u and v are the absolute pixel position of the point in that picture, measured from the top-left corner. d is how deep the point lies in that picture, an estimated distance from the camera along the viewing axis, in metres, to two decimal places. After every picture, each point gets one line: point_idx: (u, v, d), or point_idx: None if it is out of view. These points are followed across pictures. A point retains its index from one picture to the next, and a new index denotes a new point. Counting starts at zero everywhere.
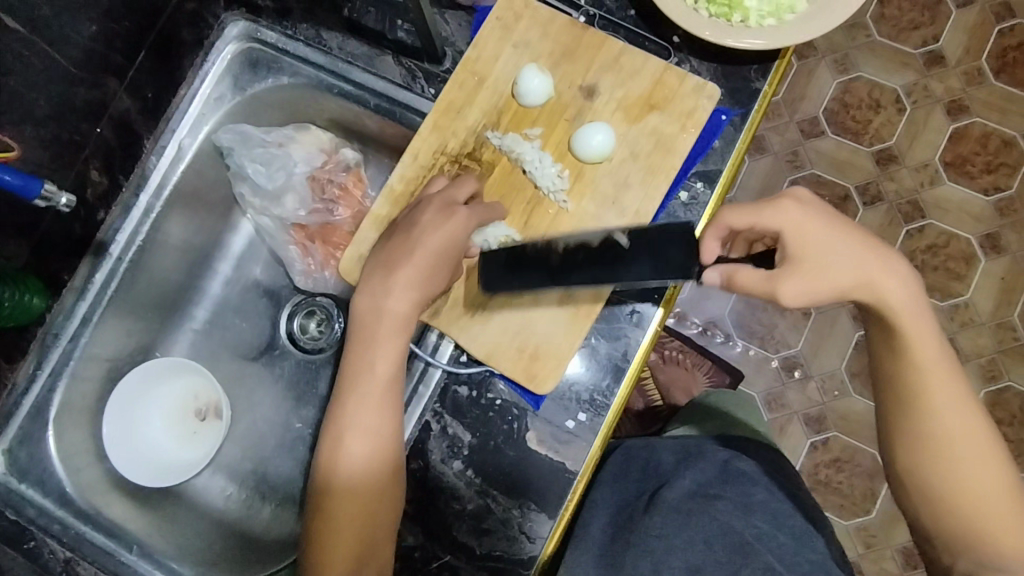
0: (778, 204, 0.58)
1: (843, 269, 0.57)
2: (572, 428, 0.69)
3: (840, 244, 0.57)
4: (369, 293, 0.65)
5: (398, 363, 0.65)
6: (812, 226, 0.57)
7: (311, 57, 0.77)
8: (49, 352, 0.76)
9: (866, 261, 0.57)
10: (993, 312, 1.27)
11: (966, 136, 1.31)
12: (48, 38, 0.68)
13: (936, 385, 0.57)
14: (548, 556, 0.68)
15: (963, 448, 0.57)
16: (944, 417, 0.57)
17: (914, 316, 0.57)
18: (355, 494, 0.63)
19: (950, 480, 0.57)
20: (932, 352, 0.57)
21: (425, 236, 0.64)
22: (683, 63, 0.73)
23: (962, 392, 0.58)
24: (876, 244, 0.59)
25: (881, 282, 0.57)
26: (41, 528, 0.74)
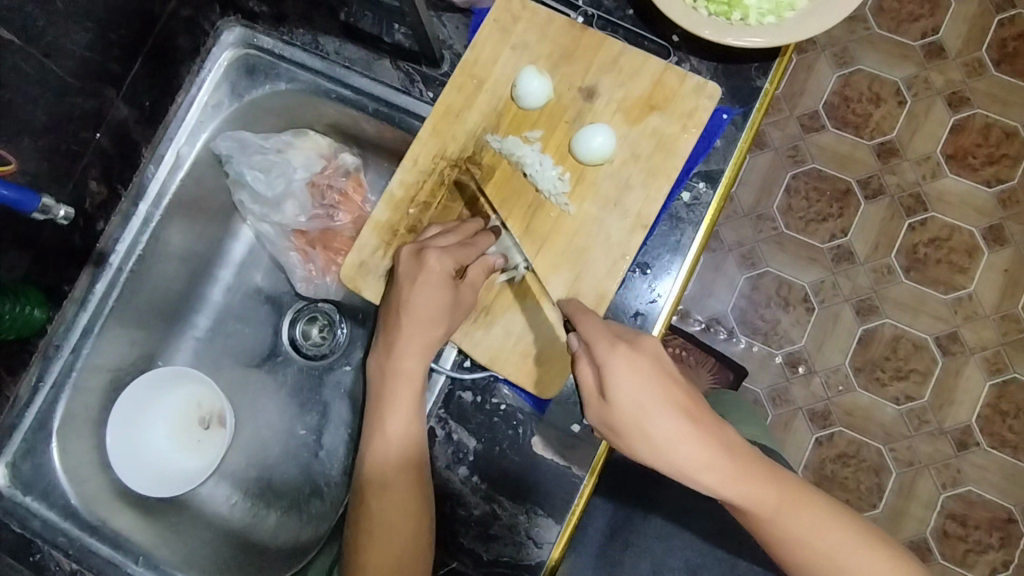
0: (603, 348, 0.55)
1: (679, 440, 0.52)
2: (578, 432, 0.68)
3: (652, 396, 0.53)
4: (378, 356, 0.67)
5: (412, 420, 0.65)
6: (634, 376, 0.53)
7: (309, 62, 0.77)
8: (50, 365, 0.76)
9: (691, 425, 0.53)
10: (997, 304, 1.26)
11: (967, 128, 1.30)
12: (43, 49, 0.68)
13: (776, 523, 0.56)
14: (556, 560, 0.67)
15: (849, 564, 0.56)
16: (817, 551, 0.56)
17: (743, 485, 0.54)
18: (380, 556, 0.63)
19: None
20: (761, 496, 0.55)
21: (415, 292, 0.64)
22: (683, 63, 0.72)
23: (813, 507, 0.58)
24: (675, 390, 0.54)
25: (691, 454, 0.53)
26: (46, 541, 0.73)
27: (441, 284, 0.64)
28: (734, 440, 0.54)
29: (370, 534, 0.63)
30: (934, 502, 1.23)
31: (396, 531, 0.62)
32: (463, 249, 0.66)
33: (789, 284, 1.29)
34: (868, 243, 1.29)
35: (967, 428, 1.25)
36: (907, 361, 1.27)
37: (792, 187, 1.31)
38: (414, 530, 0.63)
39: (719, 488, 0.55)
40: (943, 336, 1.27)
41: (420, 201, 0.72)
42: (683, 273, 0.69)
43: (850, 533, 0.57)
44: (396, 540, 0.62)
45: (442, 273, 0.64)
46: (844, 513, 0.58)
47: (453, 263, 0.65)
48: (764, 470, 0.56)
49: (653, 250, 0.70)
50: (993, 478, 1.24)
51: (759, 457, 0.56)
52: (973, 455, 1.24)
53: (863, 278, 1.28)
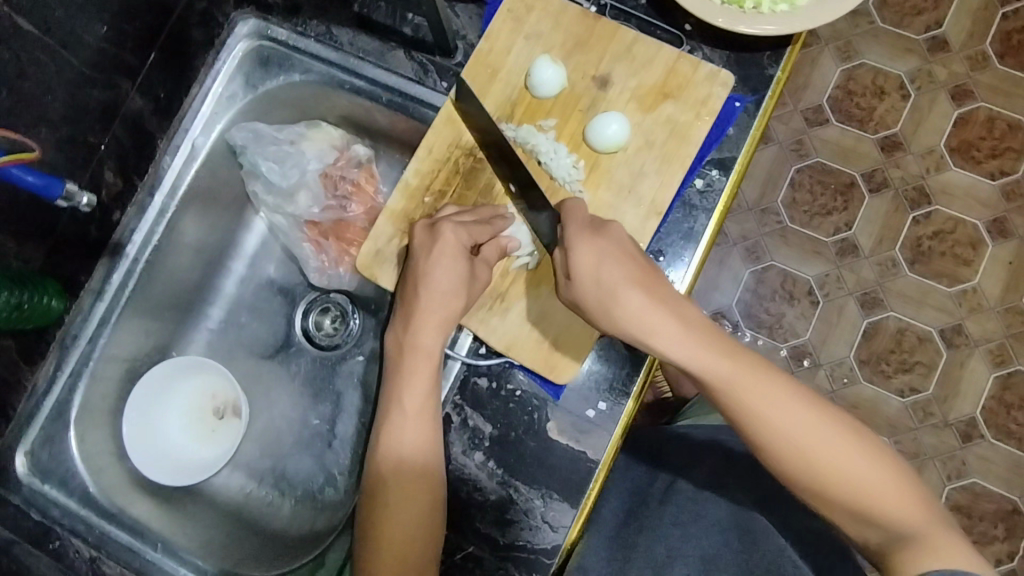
0: (572, 233, 0.63)
1: (631, 302, 0.59)
2: (593, 418, 0.69)
3: (609, 263, 0.60)
4: (396, 337, 0.68)
5: (428, 399, 0.66)
6: (595, 251, 0.61)
7: (323, 53, 0.77)
8: (68, 354, 0.77)
9: (645, 291, 0.60)
10: (1002, 297, 1.27)
11: (971, 121, 1.30)
12: (62, 39, 0.68)
13: (745, 396, 0.56)
14: (572, 543, 0.68)
15: (817, 446, 0.55)
16: (782, 427, 0.55)
17: (699, 349, 0.58)
18: (392, 535, 0.63)
19: (813, 476, 0.55)
20: (719, 364, 0.57)
21: (430, 269, 0.66)
22: (696, 52, 0.73)
23: (788, 391, 0.57)
24: (635, 261, 0.61)
25: (641, 316, 0.59)
26: (65, 528, 0.74)
27: (458, 260, 0.66)
28: (691, 313, 0.60)
29: (383, 513, 0.64)
30: (939, 494, 1.24)
31: (408, 510, 0.63)
32: (478, 226, 0.68)
33: (794, 277, 1.30)
34: (873, 236, 1.30)
35: (972, 420, 1.25)
36: (912, 354, 1.27)
37: (797, 181, 1.31)
38: (427, 511, 0.63)
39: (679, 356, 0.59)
40: (948, 328, 1.27)
41: (435, 190, 0.72)
42: (696, 261, 0.70)
43: (822, 420, 0.56)
44: (409, 520, 0.63)
45: (457, 248, 0.66)
46: (820, 402, 0.57)
47: (466, 237, 0.67)
48: (725, 346, 0.58)
49: (666, 238, 0.71)
50: (998, 470, 1.24)
51: (724, 335, 0.60)
52: (978, 447, 1.25)
53: (868, 270, 1.29)
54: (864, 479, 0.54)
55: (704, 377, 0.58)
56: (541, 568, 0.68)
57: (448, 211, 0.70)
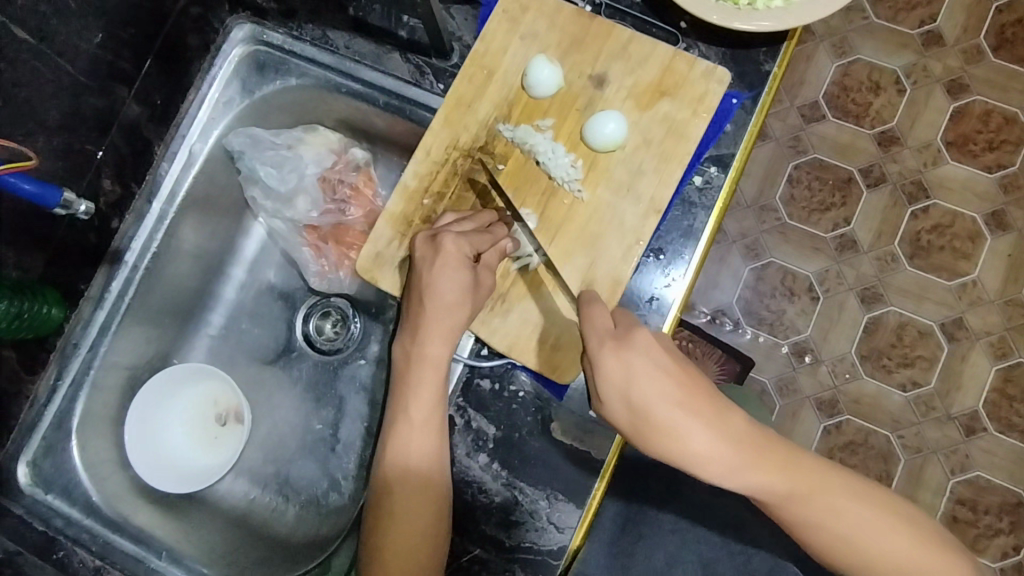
0: (597, 347, 0.58)
1: (686, 432, 0.55)
2: (596, 417, 0.69)
3: (647, 387, 0.55)
4: (401, 345, 0.68)
5: (433, 405, 0.65)
6: (627, 369, 0.56)
7: (319, 57, 0.77)
8: (69, 363, 0.77)
9: (695, 416, 0.55)
10: (1002, 289, 1.27)
11: (967, 115, 1.30)
12: (58, 48, 0.68)
13: (798, 512, 0.56)
14: (577, 544, 0.67)
15: (875, 543, 0.56)
16: (840, 531, 0.56)
17: (753, 474, 0.55)
18: (397, 541, 0.63)
19: (868, 573, 0.56)
20: (770, 483, 0.56)
21: (432, 280, 0.65)
22: (691, 49, 0.73)
23: (834, 494, 0.57)
24: (674, 379, 0.56)
25: (688, 444, 0.55)
26: (69, 538, 0.74)
27: (460, 267, 0.65)
28: (739, 427, 0.56)
29: (388, 519, 0.64)
30: (943, 488, 1.24)
31: (412, 515, 0.63)
32: (478, 235, 0.67)
33: (794, 273, 1.30)
34: (871, 231, 1.30)
35: (975, 413, 1.25)
36: (913, 348, 1.27)
37: (795, 177, 1.32)
38: (432, 515, 0.63)
39: (731, 477, 0.56)
40: (948, 322, 1.27)
41: (434, 192, 0.72)
42: (696, 259, 0.70)
43: (871, 513, 0.57)
44: (414, 526, 0.63)
45: (458, 259, 0.65)
46: (866, 491, 0.58)
47: (467, 247, 0.66)
48: (775, 457, 0.56)
49: (665, 236, 0.71)
50: (1001, 463, 1.24)
51: (770, 439, 0.57)
52: (981, 440, 1.25)
53: (867, 266, 1.29)
54: (924, 565, 0.56)
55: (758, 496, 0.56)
56: (547, 569, 0.68)
57: (447, 221, 0.69)
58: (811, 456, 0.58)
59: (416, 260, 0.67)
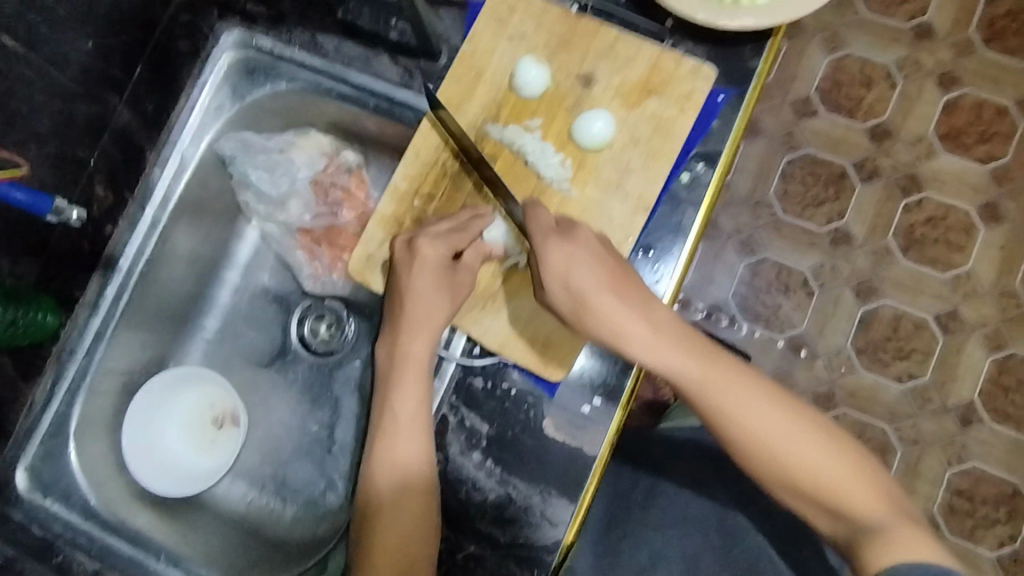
0: (541, 237, 0.63)
1: (613, 313, 0.61)
2: (588, 414, 0.69)
3: (579, 266, 0.61)
4: (387, 346, 0.69)
5: (420, 404, 0.67)
6: (568, 258, 0.61)
7: (309, 61, 0.78)
8: (65, 369, 0.77)
9: (621, 300, 0.61)
10: (996, 281, 1.28)
11: (959, 108, 1.31)
12: (48, 56, 0.69)
13: (714, 398, 0.59)
14: (571, 540, 0.68)
15: (778, 437, 0.58)
16: (746, 419, 0.59)
17: (669, 354, 0.60)
18: (387, 539, 0.63)
19: (771, 464, 0.58)
20: (689, 365, 0.60)
21: (412, 283, 0.67)
22: (679, 47, 0.73)
23: (755, 391, 0.60)
24: (611, 267, 0.62)
25: (608, 317, 0.61)
26: (68, 542, 0.74)
27: (439, 270, 0.67)
28: (664, 318, 0.62)
29: (379, 517, 0.64)
30: (940, 479, 1.25)
31: (405, 513, 0.64)
32: (456, 234, 0.68)
33: (789, 269, 1.30)
34: (865, 225, 1.30)
35: (971, 405, 1.26)
36: (909, 341, 1.28)
37: (788, 172, 1.32)
38: (422, 513, 0.64)
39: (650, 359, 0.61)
40: (943, 314, 1.28)
41: (424, 193, 0.73)
42: (685, 255, 0.70)
43: (787, 415, 0.59)
44: (405, 522, 0.63)
45: (436, 262, 0.67)
46: (782, 396, 0.60)
47: (444, 249, 0.67)
48: (692, 345, 0.61)
49: (655, 233, 0.71)
50: (998, 453, 1.25)
51: (697, 336, 0.62)
52: (978, 431, 1.25)
53: (862, 259, 1.30)
54: (825, 467, 0.58)
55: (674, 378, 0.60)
56: (541, 565, 0.68)
57: (429, 222, 0.70)
58: (739, 361, 0.62)
59: (395, 265, 0.69)
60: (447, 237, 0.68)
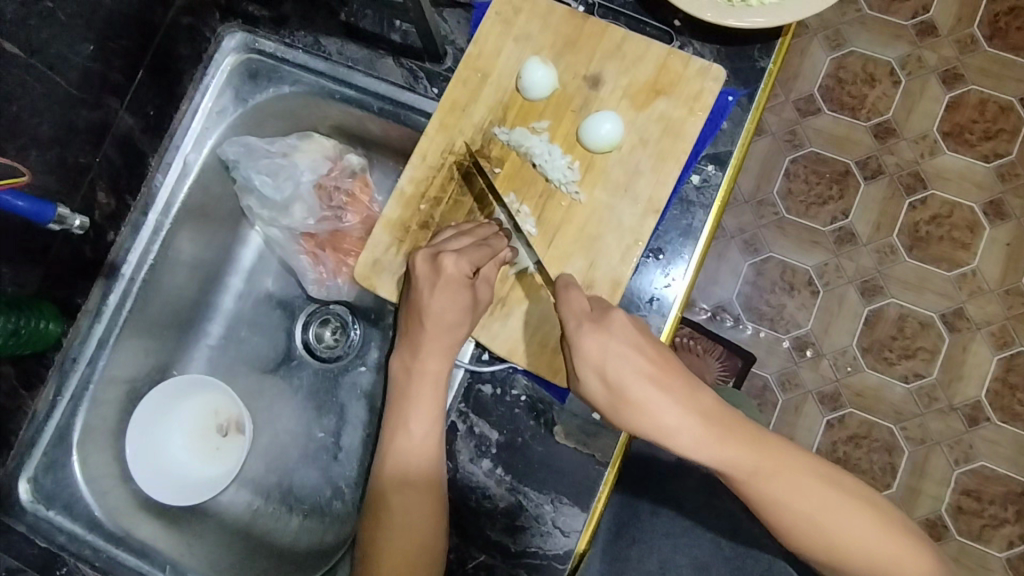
0: (576, 325, 0.59)
1: (654, 402, 0.56)
2: (599, 419, 0.68)
3: (618, 355, 0.57)
4: (399, 358, 0.67)
5: (433, 419, 0.65)
6: (604, 352, 0.57)
7: (311, 64, 0.77)
8: (68, 378, 0.76)
9: (662, 391, 0.56)
10: (1001, 279, 1.27)
11: (963, 105, 1.30)
12: (48, 61, 0.68)
13: (769, 490, 0.56)
14: (584, 548, 0.67)
15: (841, 528, 0.55)
16: (814, 517, 0.55)
17: (723, 448, 0.55)
18: (397, 555, 0.62)
19: (830, 553, 0.55)
20: (743, 457, 0.56)
21: (432, 302, 0.65)
22: (686, 47, 0.72)
23: (809, 477, 0.56)
24: (649, 350, 0.58)
25: (660, 432, 0.56)
26: (72, 554, 0.73)
27: (461, 287, 0.65)
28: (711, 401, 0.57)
29: (386, 533, 0.63)
30: (948, 479, 1.24)
31: (415, 525, 0.62)
32: (478, 250, 0.66)
33: (793, 268, 1.29)
34: (869, 224, 1.29)
35: (978, 403, 1.25)
36: (914, 340, 1.27)
37: (792, 171, 1.31)
38: (434, 527, 0.63)
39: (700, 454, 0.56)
40: (949, 313, 1.27)
41: (430, 197, 0.72)
42: (696, 258, 0.69)
43: (843, 499, 0.56)
44: (415, 534, 0.62)
45: (458, 281, 0.65)
46: (835, 480, 0.57)
47: (467, 266, 0.65)
48: (748, 436, 0.56)
49: (665, 235, 0.70)
50: (1006, 452, 1.24)
51: (745, 420, 0.58)
52: (985, 430, 1.24)
53: (866, 258, 1.29)
54: (888, 553, 0.55)
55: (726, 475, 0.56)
56: (553, 573, 0.67)
57: (446, 237, 0.68)
58: (788, 441, 0.59)
59: (414, 277, 0.66)
60: (471, 255, 0.66)
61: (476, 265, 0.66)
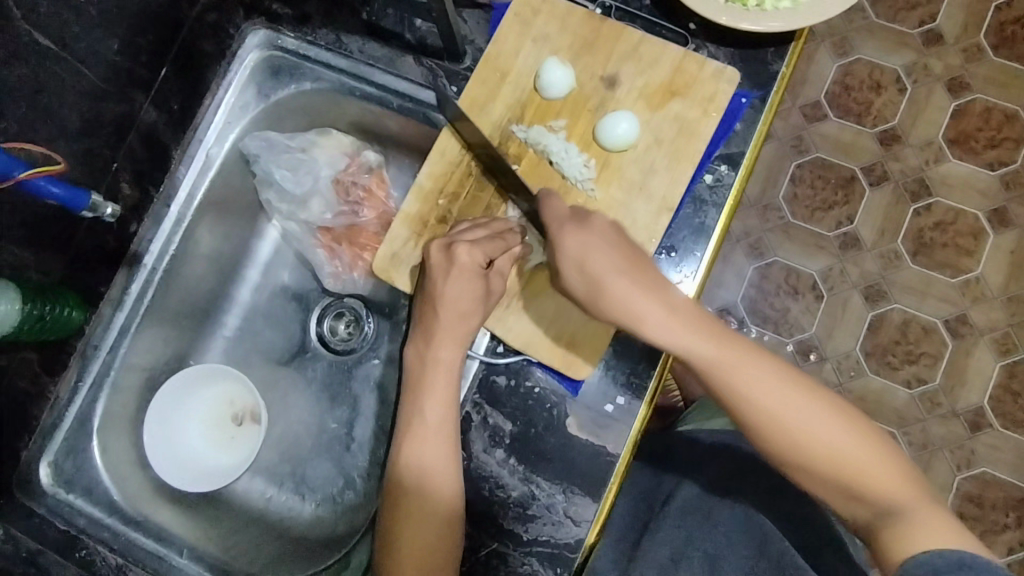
0: (558, 227, 0.63)
1: (625, 291, 0.59)
2: (612, 412, 0.70)
3: (595, 253, 0.61)
4: (416, 348, 0.69)
5: (449, 409, 0.66)
6: (583, 245, 0.61)
7: (333, 61, 0.78)
8: (89, 365, 0.78)
9: (635, 283, 0.60)
10: (1005, 286, 1.28)
11: (968, 113, 1.32)
12: (78, 54, 0.70)
13: (732, 380, 0.57)
14: (594, 538, 0.68)
15: (802, 425, 0.56)
16: (774, 408, 0.56)
17: (688, 334, 0.58)
18: (414, 539, 0.64)
19: (790, 445, 0.56)
20: (707, 347, 0.58)
21: (447, 289, 0.67)
22: (700, 50, 0.74)
23: (773, 371, 0.58)
24: (626, 249, 0.62)
25: (632, 317, 0.59)
26: (91, 536, 0.75)
27: (474, 278, 0.67)
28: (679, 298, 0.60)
29: (404, 518, 0.65)
30: (950, 484, 1.25)
31: (430, 511, 0.64)
32: (492, 242, 0.68)
33: (798, 272, 1.31)
34: (874, 229, 1.31)
35: (980, 409, 1.26)
36: (918, 345, 1.28)
37: (798, 176, 1.33)
38: (450, 513, 0.64)
39: (667, 342, 0.59)
40: (952, 318, 1.28)
41: (448, 192, 0.73)
42: (707, 256, 0.71)
43: (805, 395, 0.57)
44: (431, 520, 0.64)
45: (472, 270, 0.66)
46: (804, 382, 0.58)
47: (481, 256, 0.67)
48: (715, 330, 0.59)
49: (677, 234, 0.72)
50: (1008, 458, 1.25)
51: (716, 319, 0.60)
52: (987, 436, 1.26)
53: (871, 263, 1.30)
54: (847, 450, 0.55)
55: (692, 362, 0.58)
56: (564, 562, 0.69)
57: (461, 229, 0.69)
58: (757, 343, 0.60)
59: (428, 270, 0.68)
60: (484, 246, 0.67)
61: (490, 257, 0.68)
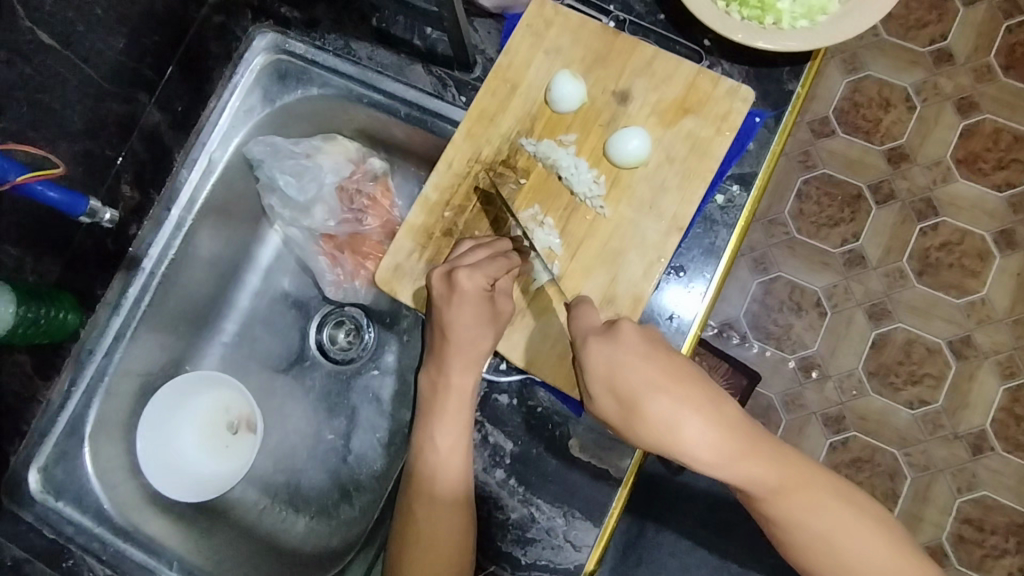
0: (581, 340, 0.57)
1: (669, 417, 0.52)
2: (615, 435, 0.68)
3: (635, 371, 0.53)
4: (428, 373, 0.67)
5: (461, 433, 0.65)
6: (611, 359, 0.55)
7: (341, 67, 0.77)
8: (84, 369, 0.76)
9: (684, 407, 0.52)
10: (1011, 309, 1.27)
11: (977, 133, 1.30)
12: (82, 53, 0.68)
13: (783, 507, 0.56)
14: (594, 564, 0.67)
15: (850, 550, 0.56)
16: (820, 532, 0.56)
17: (745, 464, 0.53)
18: (422, 564, 0.63)
19: (836, 569, 0.56)
20: (764, 475, 0.54)
21: (453, 317, 0.65)
22: (715, 67, 0.73)
23: (819, 489, 0.56)
24: (661, 358, 0.54)
25: (680, 445, 0.52)
26: (79, 546, 0.73)
27: (480, 301, 0.65)
28: (733, 418, 0.53)
29: (409, 542, 0.64)
30: (950, 507, 1.23)
31: (436, 535, 0.63)
32: (493, 263, 0.66)
33: (802, 288, 1.29)
34: (880, 247, 1.29)
35: (982, 432, 1.25)
36: (921, 365, 1.27)
37: (804, 192, 1.31)
38: (459, 536, 0.63)
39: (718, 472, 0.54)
40: (956, 340, 1.27)
41: (454, 204, 0.72)
42: (717, 277, 0.70)
43: (849, 514, 0.56)
44: (434, 544, 0.63)
45: (477, 295, 0.65)
46: (843, 492, 0.57)
47: (483, 280, 0.65)
48: (766, 452, 0.54)
49: (687, 253, 0.70)
50: (1009, 483, 1.23)
51: (763, 431, 0.55)
52: (988, 460, 1.24)
53: (876, 282, 1.29)
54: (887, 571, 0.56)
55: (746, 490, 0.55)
56: None
57: (464, 251, 0.68)
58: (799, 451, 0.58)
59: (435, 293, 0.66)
60: (489, 268, 0.65)
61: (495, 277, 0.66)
